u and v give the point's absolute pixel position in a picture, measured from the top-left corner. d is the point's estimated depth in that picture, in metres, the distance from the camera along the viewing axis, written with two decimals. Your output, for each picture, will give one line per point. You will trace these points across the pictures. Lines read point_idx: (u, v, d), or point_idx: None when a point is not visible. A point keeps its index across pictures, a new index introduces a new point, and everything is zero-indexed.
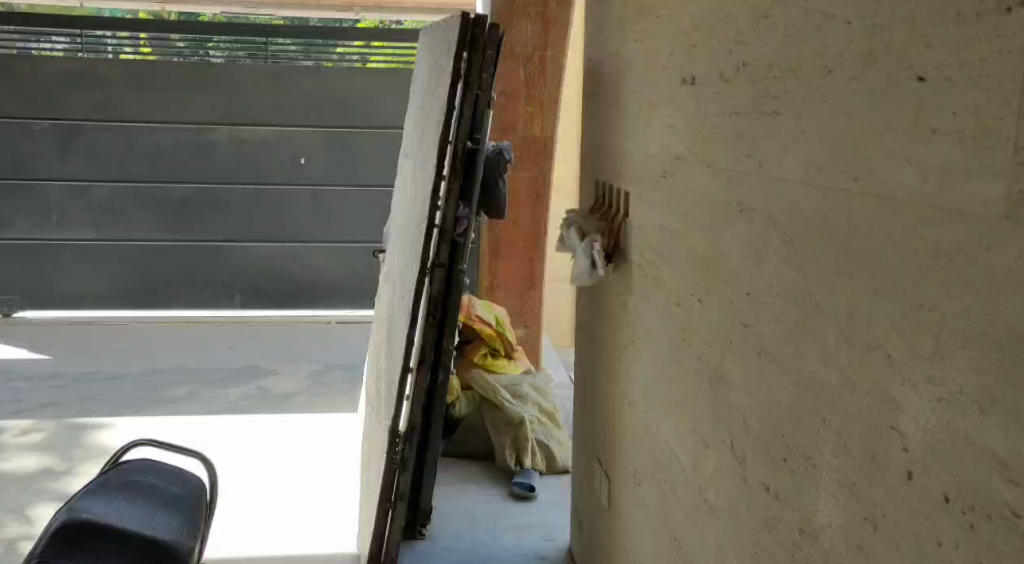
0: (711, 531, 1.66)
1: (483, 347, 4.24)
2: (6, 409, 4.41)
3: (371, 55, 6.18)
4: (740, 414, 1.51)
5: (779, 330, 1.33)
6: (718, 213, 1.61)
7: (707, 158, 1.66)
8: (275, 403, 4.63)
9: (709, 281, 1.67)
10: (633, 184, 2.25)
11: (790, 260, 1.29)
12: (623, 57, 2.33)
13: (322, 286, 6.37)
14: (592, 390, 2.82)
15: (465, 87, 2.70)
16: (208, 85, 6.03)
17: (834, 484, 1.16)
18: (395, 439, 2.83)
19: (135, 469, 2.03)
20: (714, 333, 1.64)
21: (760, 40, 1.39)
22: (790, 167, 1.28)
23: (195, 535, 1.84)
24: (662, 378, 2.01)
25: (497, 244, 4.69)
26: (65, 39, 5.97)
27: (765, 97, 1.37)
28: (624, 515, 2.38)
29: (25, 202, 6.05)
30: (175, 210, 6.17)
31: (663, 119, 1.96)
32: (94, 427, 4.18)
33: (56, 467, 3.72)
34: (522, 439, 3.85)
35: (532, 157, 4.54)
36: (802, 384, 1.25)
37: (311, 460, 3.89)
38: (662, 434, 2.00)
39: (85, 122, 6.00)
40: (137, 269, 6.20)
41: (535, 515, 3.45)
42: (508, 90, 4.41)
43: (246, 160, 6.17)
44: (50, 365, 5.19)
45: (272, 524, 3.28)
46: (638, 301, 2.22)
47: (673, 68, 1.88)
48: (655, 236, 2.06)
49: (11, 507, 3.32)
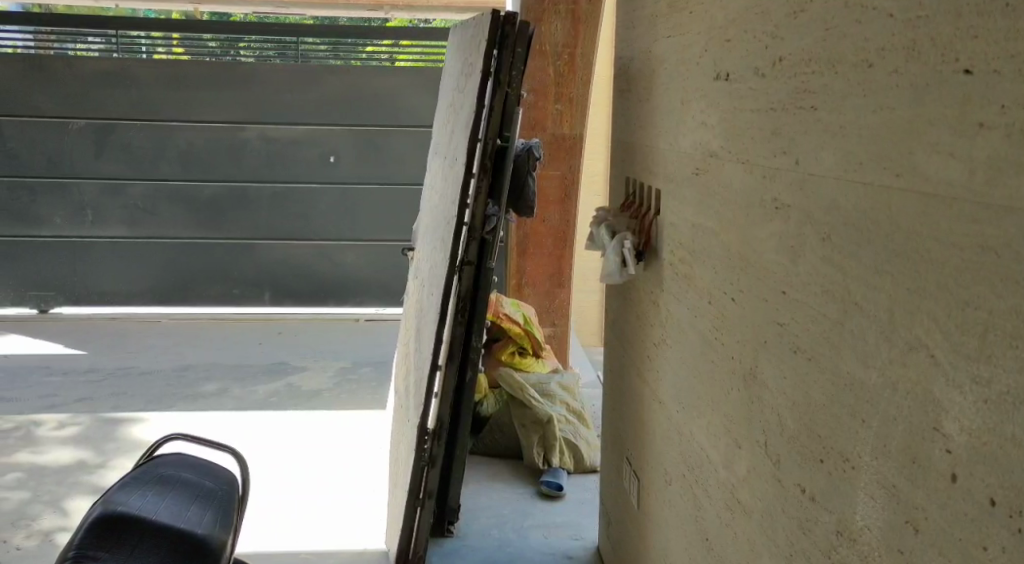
0: (744, 533, 1.64)
1: (510, 346, 4.23)
2: (43, 403, 4.48)
3: (398, 53, 6.21)
4: (775, 415, 1.48)
5: (816, 329, 1.31)
6: (753, 210, 1.59)
7: (743, 155, 1.64)
8: (304, 400, 4.67)
9: (743, 279, 1.65)
10: (664, 182, 2.23)
11: (828, 257, 1.27)
12: (655, 53, 2.31)
13: (350, 285, 6.41)
14: (621, 390, 2.80)
15: (495, 84, 2.70)
16: (239, 84, 6.09)
17: (873, 486, 1.13)
18: (424, 437, 2.83)
19: (170, 462, 2.05)
20: (748, 332, 1.62)
21: (798, 35, 1.36)
22: (829, 162, 1.26)
23: (229, 525, 1.85)
24: (694, 378, 1.99)
25: (525, 242, 4.67)
26: (101, 39, 6.10)
27: (802, 93, 1.35)
28: (654, 516, 2.36)
29: (61, 200, 6.14)
30: (207, 208, 6.23)
31: (696, 116, 1.94)
32: (128, 421, 4.24)
33: (91, 460, 3.78)
34: (549, 439, 3.83)
35: (561, 155, 4.52)
36: (839, 385, 1.23)
37: (339, 457, 3.91)
38: (694, 435, 1.99)
39: (119, 121, 6.09)
40: (169, 266, 6.28)
41: (563, 515, 3.44)
42: (537, 88, 4.40)
43: (276, 159, 6.22)
44: (85, 360, 5.27)
45: (302, 520, 3.29)
46: (669, 300, 2.20)
47: (706, 64, 1.86)
48: (687, 235, 2.04)
49: (47, 500, 3.38)
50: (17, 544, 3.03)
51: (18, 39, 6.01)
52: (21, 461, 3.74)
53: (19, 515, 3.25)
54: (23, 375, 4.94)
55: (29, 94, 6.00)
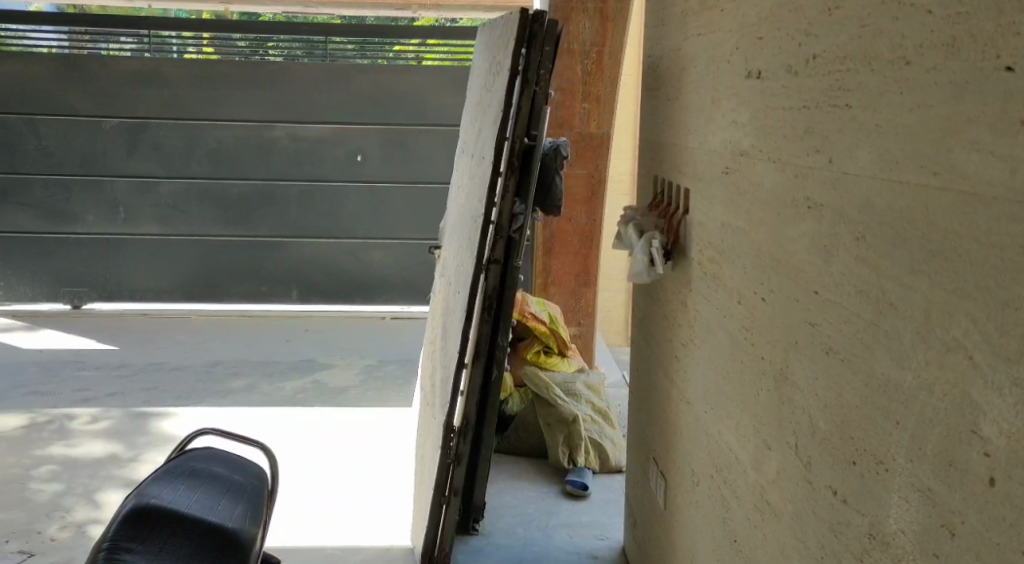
0: (773, 534, 1.63)
1: (536, 345, 4.22)
2: (76, 397, 4.55)
3: (426, 53, 6.22)
4: (807, 416, 1.47)
5: (850, 330, 1.30)
6: (785, 209, 1.57)
7: (774, 154, 1.62)
8: (331, 396, 4.70)
9: (774, 278, 1.63)
10: (694, 181, 2.21)
11: (862, 256, 1.25)
12: (685, 51, 2.29)
13: (377, 283, 6.45)
14: (648, 390, 2.79)
15: (524, 83, 2.70)
16: (268, 83, 6.16)
17: (907, 489, 1.12)
18: (449, 435, 2.84)
19: (201, 456, 2.07)
20: (779, 333, 1.61)
21: (833, 32, 1.35)
22: (863, 161, 1.24)
23: (258, 522, 1.87)
24: (723, 378, 1.97)
25: (551, 241, 4.66)
26: (133, 39, 6.16)
27: (836, 90, 1.33)
28: (680, 516, 2.35)
29: (95, 196, 6.24)
30: (236, 205, 6.30)
31: (726, 114, 1.93)
32: (159, 415, 4.31)
33: (123, 454, 3.84)
34: (575, 438, 3.82)
35: (588, 154, 4.51)
36: (873, 385, 1.22)
37: (366, 455, 3.92)
38: (722, 435, 1.97)
39: (151, 120, 6.17)
40: (198, 263, 6.34)
41: (589, 514, 3.43)
42: (565, 88, 4.40)
43: (304, 157, 6.27)
44: (117, 355, 5.35)
45: (329, 516, 3.32)
46: (698, 299, 2.19)
47: (737, 62, 1.84)
48: (717, 235, 2.03)
49: (81, 493, 3.43)
50: (51, 536, 3.08)
51: (53, 40, 6.09)
52: (55, 453, 3.81)
53: (53, 507, 3.31)
54: (57, 370, 5.02)
55: (63, 94, 6.10)
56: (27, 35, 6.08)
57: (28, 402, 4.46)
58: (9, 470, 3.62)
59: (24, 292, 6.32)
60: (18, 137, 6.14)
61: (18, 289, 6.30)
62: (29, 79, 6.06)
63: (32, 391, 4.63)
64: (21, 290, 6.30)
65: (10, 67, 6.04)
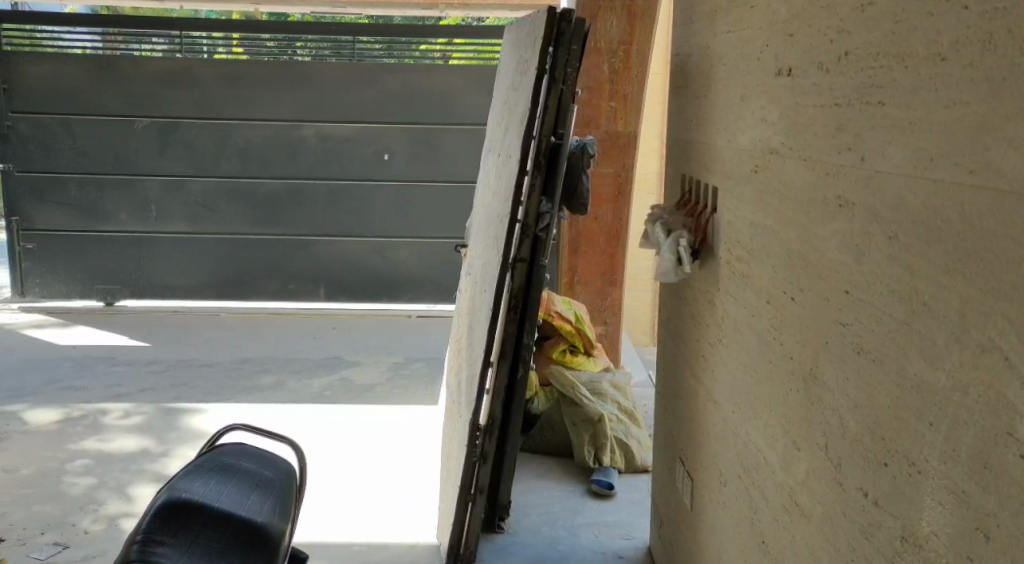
0: (802, 535, 1.61)
1: (562, 343, 4.22)
2: (108, 393, 4.62)
3: (452, 52, 6.24)
4: (837, 416, 1.46)
5: (881, 330, 1.28)
6: (815, 208, 1.56)
7: (804, 152, 1.61)
8: (357, 394, 4.73)
9: (804, 276, 1.62)
10: (722, 179, 2.20)
11: (894, 255, 1.24)
12: (714, 48, 2.28)
13: (403, 281, 6.47)
14: (674, 390, 2.78)
15: (551, 81, 2.69)
16: (297, 83, 6.22)
17: (940, 491, 1.11)
18: (475, 433, 2.84)
19: (231, 451, 2.08)
20: (809, 333, 1.59)
21: (865, 28, 1.34)
22: (896, 159, 1.23)
23: (287, 517, 1.91)
24: (751, 377, 1.96)
25: (577, 240, 4.64)
26: (165, 40, 6.23)
27: (869, 87, 1.32)
28: (707, 517, 2.34)
29: (127, 195, 6.33)
30: (265, 204, 6.36)
31: (756, 112, 1.91)
32: (189, 412, 4.35)
33: (155, 449, 3.89)
34: (601, 437, 3.83)
35: (614, 153, 4.50)
36: (905, 385, 1.20)
37: (393, 453, 3.93)
38: (750, 435, 1.96)
39: (182, 120, 6.25)
40: (228, 261, 6.41)
41: (614, 514, 3.42)
42: (592, 86, 4.39)
43: (332, 156, 6.32)
44: (148, 351, 5.43)
45: (356, 513, 3.34)
46: (726, 298, 2.17)
47: (768, 60, 1.83)
48: (745, 235, 2.01)
49: (113, 486, 3.49)
50: (85, 528, 3.13)
51: (88, 40, 6.21)
52: (89, 448, 3.87)
53: (87, 500, 3.37)
54: (90, 366, 5.10)
55: (97, 94, 6.19)
56: (62, 35, 6.19)
57: (62, 398, 4.54)
58: (45, 464, 3.69)
59: (58, 290, 6.43)
60: (53, 136, 6.24)
61: (53, 286, 6.41)
62: (64, 79, 6.17)
63: (66, 387, 4.71)
64: (56, 287, 6.41)
65: (46, 68, 6.15)
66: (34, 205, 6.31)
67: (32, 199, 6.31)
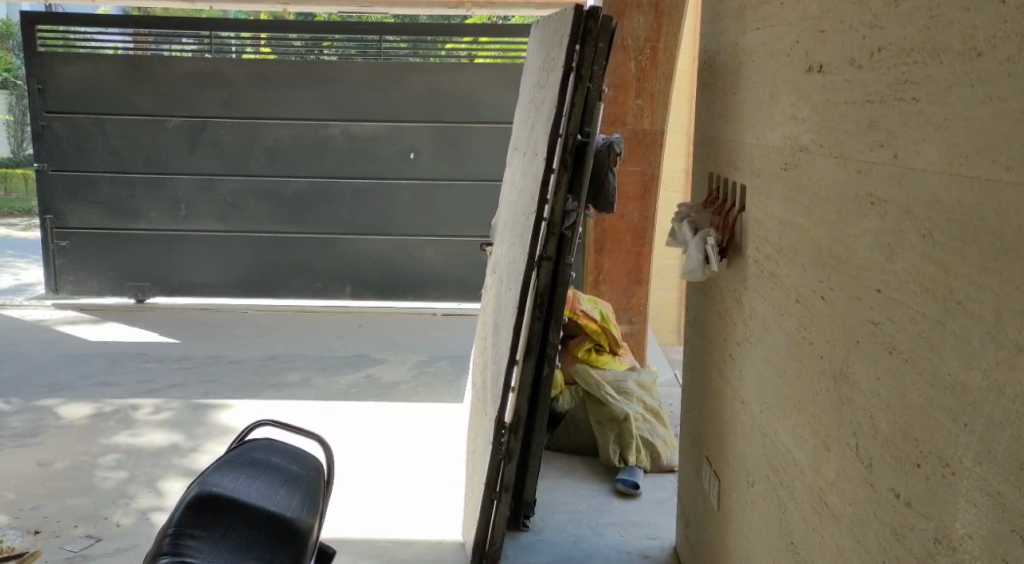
0: (831, 536, 1.60)
1: (587, 342, 4.21)
2: (139, 388, 4.69)
3: (478, 51, 6.24)
4: (868, 416, 1.44)
5: (914, 329, 1.27)
6: (846, 205, 1.54)
7: (835, 149, 1.59)
8: (383, 391, 4.76)
9: (834, 274, 1.60)
10: (750, 177, 2.18)
11: (928, 254, 1.23)
12: (742, 45, 2.27)
13: (429, 279, 6.49)
14: (701, 389, 2.77)
15: (577, 79, 2.69)
16: (324, 82, 6.27)
17: (975, 493, 1.09)
18: (500, 431, 2.85)
19: (260, 447, 2.10)
20: (840, 332, 1.58)
21: (899, 23, 1.32)
22: (930, 157, 1.21)
23: (315, 510, 1.93)
24: (780, 377, 1.95)
25: (602, 239, 4.63)
26: (194, 40, 6.27)
27: (902, 83, 1.30)
28: (735, 518, 2.32)
29: (158, 194, 6.41)
30: (292, 203, 6.42)
31: (785, 109, 1.90)
32: (217, 407, 4.41)
33: (184, 444, 3.94)
34: (626, 437, 3.81)
35: (640, 152, 4.48)
36: (939, 385, 1.19)
37: (420, 451, 3.94)
38: (778, 434, 1.94)
39: (211, 119, 6.33)
40: (255, 259, 6.46)
41: (640, 514, 3.41)
42: (618, 84, 4.38)
43: (358, 155, 6.36)
44: (178, 348, 5.50)
45: (383, 510, 3.35)
46: (754, 297, 2.16)
47: (798, 56, 1.81)
48: (774, 233, 2.00)
49: (144, 481, 3.54)
50: (117, 521, 3.19)
51: (119, 41, 6.29)
52: (121, 442, 3.93)
53: (119, 494, 3.42)
54: (121, 362, 5.18)
55: (129, 94, 6.29)
56: (94, 37, 6.27)
57: (95, 393, 4.61)
58: (77, 457, 3.76)
59: (90, 286, 6.52)
60: (86, 136, 6.34)
61: (85, 283, 6.51)
62: (98, 80, 6.27)
63: (99, 382, 4.79)
64: (89, 284, 6.51)
65: (80, 69, 6.26)
66: (68, 203, 6.40)
67: (65, 198, 6.40)
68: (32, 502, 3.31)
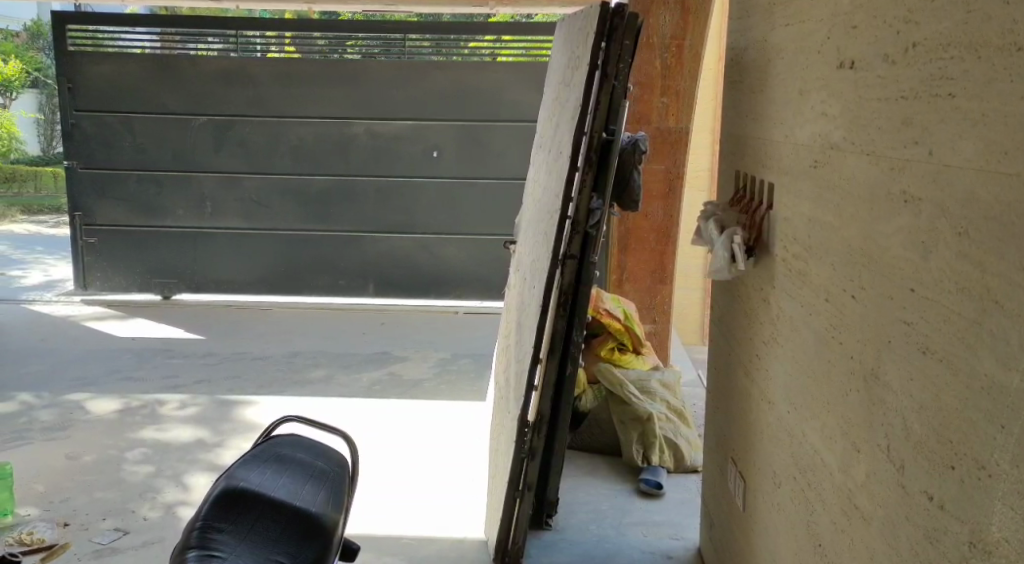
0: (861, 538, 1.58)
1: (610, 342, 4.18)
2: (165, 384, 4.74)
3: (501, 49, 6.23)
4: (900, 417, 1.42)
5: (948, 329, 1.25)
6: (878, 204, 1.52)
7: (867, 147, 1.57)
8: (407, 389, 4.78)
9: (866, 274, 1.58)
10: (779, 175, 2.16)
11: (965, 253, 1.20)
12: (772, 42, 2.25)
13: (452, 278, 6.50)
14: (726, 389, 2.75)
15: (603, 77, 2.67)
16: (349, 81, 6.30)
17: (1013, 496, 1.07)
18: (524, 429, 2.85)
19: (287, 441, 2.11)
20: (871, 331, 1.55)
21: (935, 18, 1.30)
22: (967, 153, 1.19)
23: (341, 507, 1.93)
24: (807, 377, 1.92)
25: (626, 238, 4.62)
26: (220, 40, 6.35)
27: (938, 79, 1.28)
28: (761, 520, 2.30)
29: (184, 192, 6.47)
30: (316, 201, 6.45)
31: (815, 106, 1.88)
32: (242, 404, 4.44)
33: (210, 439, 3.97)
34: (649, 437, 3.79)
35: (665, 150, 4.45)
36: (976, 387, 1.17)
37: (443, 450, 3.94)
38: (807, 436, 1.92)
39: (237, 118, 6.38)
40: (279, 257, 6.51)
41: (664, 514, 3.39)
42: (643, 81, 4.37)
43: (382, 153, 6.38)
44: (203, 344, 5.55)
45: (405, 508, 3.35)
46: (782, 297, 2.14)
47: (829, 52, 1.79)
48: (803, 231, 1.98)
49: (170, 475, 3.57)
50: (144, 515, 3.22)
51: (146, 40, 6.36)
52: (147, 437, 3.97)
53: (146, 487, 3.46)
54: (148, 357, 5.23)
55: (157, 93, 6.36)
56: (121, 36, 6.35)
57: (123, 388, 4.66)
58: (106, 452, 3.80)
59: (118, 283, 6.60)
60: (115, 134, 6.42)
61: (113, 280, 6.59)
62: (126, 79, 6.35)
63: (126, 377, 4.84)
64: (116, 281, 6.59)
65: (109, 68, 6.33)
66: (97, 200, 6.48)
67: (94, 195, 6.48)
68: (61, 495, 3.35)
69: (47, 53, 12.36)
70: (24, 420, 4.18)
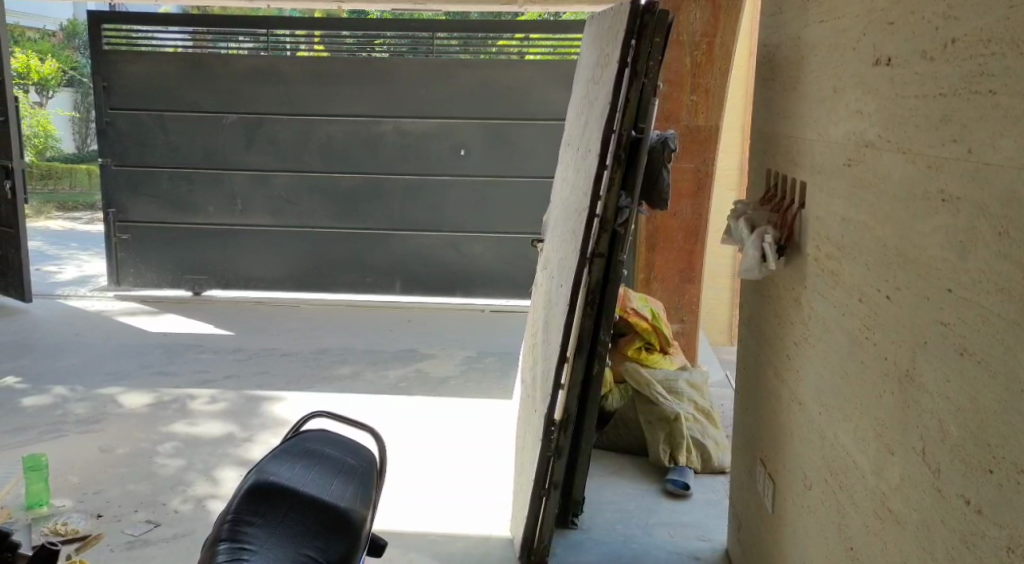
0: (895, 541, 1.56)
1: (637, 341, 4.16)
2: (196, 379, 4.80)
3: (529, 47, 6.25)
4: (935, 420, 1.40)
5: (987, 330, 1.23)
6: (914, 203, 1.50)
7: (903, 145, 1.55)
8: (433, 386, 4.79)
9: (900, 274, 1.56)
10: (811, 174, 2.14)
11: (1004, 252, 1.18)
12: (805, 39, 2.22)
13: (478, 276, 6.52)
14: (756, 390, 2.72)
15: (633, 74, 2.65)
16: (377, 80, 6.33)
17: None
18: (550, 428, 2.84)
19: (314, 437, 2.12)
20: (906, 331, 1.53)
21: (976, 14, 1.28)
22: (1008, 151, 1.17)
23: (368, 501, 1.95)
24: (840, 378, 1.90)
25: (654, 236, 4.59)
26: (250, 39, 6.40)
27: (979, 76, 1.26)
28: (791, 522, 2.27)
29: (215, 189, 6.54)
30: (345, 198, 6.49)
31: (849, 103, 1.85)
32: (270, 400, 4.48)
33: (239, 434, 4.02)
34: (676, 437, 3.77)
35: (694, 149, 4.41)
36: (1017, 389, 1.14)
37: (470, 448, 3.94)
38: (839, 437, 1.90)
39: (267, 117, 6.44)
40: (308, 254, 6.56)
41: (690, 514, 3.37)
42: (672, 79, 4.34)
43: (410, 151, 6.41)
44: (233, 340, 5.61)
45: (433, 506, 3.36)
46: (813, 297, 2.11)
47: (864, 49, 1.77)
48: (835, 231, 1.95)
49: (201, 468, 3.62)
50: (175, 508, 3.26)
51: (178, 39, 6.40)
52: (179, 431, 4.02)
53: (177, 481, 3.50)
54: (179, 352, 5.30)
55: (189, 92, 6.44)
56: (155, 35, 6.41)
57: (154, 382, 4.73)
58: (139, 445, 3.86)
59: (151, 279, 6.70)
60: (148, 132, 6.51)
61: (146, 276, 6.69)
62: (159, 78, 6.43)
63: (158, 372, 4.91)
64: (149, 276, 6.69)
65: (142, 67, 6.42)
66: (130, 197, 6.58)
67: (128, 192, 6.58)
68: (94, 487, 3.40)
69: (83, 52, 12.61)
70: (59, 413, 4.25)
